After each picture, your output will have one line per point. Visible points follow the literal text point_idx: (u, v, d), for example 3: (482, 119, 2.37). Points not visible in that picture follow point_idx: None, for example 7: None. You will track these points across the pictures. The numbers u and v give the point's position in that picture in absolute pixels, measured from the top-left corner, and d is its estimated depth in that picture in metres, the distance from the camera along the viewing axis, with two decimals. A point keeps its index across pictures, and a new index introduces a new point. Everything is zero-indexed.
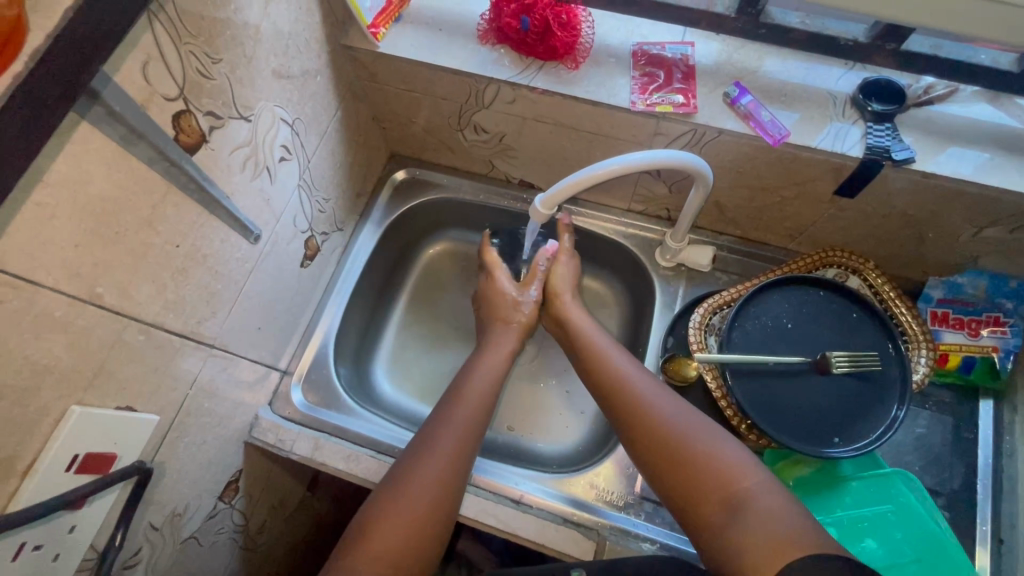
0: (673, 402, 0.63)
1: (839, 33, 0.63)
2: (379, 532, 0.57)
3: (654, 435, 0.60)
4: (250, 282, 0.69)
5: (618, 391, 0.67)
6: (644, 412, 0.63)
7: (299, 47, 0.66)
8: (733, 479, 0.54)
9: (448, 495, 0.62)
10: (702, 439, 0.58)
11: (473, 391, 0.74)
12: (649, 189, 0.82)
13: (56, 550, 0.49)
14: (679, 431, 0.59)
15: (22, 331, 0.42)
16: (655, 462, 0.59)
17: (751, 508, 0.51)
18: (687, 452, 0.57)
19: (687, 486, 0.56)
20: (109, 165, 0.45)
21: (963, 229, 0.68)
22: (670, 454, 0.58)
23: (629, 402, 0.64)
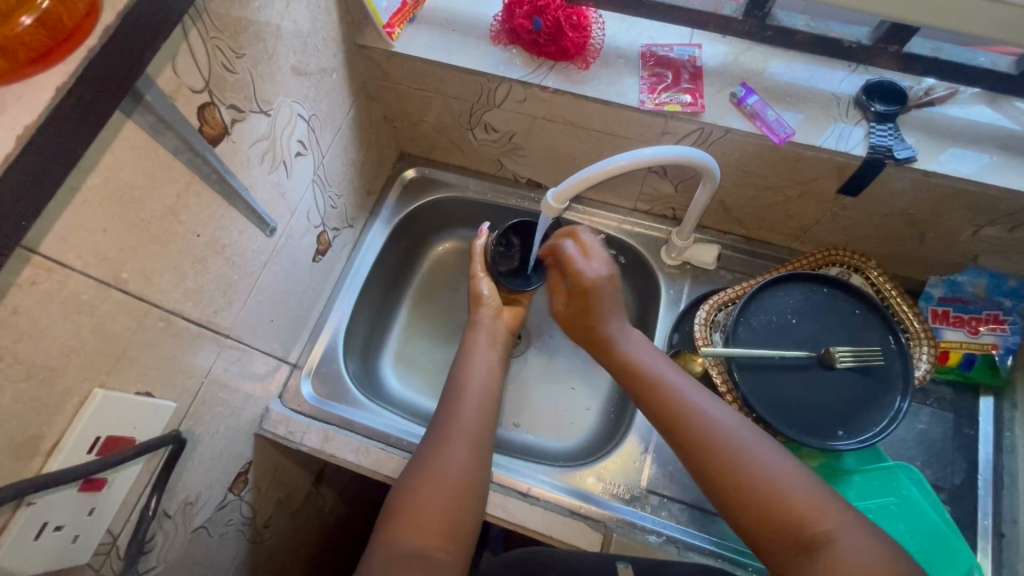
0: (750, 436, 0.58)
1: (843, 36, 0.65)
2: (412, 527, 0.59)
3: (741, 483, 0.55)
4: (265, 274, 0.71)
5: (685, 428, 0.59)
6: (722, 458, 0.56)
7: (317, 45, 0.68)
8: (819, 522, 0.52)
9: (473, 492, 0.64)
10: (787, 481, 0.54)
11: (475, 391, 0.72)
12: (655, 188, 0.83)
13: (74, 533, 0.50)
14: (735, 440, 0.57)
15: (52, 312, 0.43)
16: (698, 463, 0.58)
17: (838, 548, 0.50)
18: (773, 499, 0.54)
19: (781, 535, 0.53)
20: (138, 153, 0.46)
21: (964, 228, 0.70)
22: (755, 503, 0.54)
23: (703, 447, 0.58)
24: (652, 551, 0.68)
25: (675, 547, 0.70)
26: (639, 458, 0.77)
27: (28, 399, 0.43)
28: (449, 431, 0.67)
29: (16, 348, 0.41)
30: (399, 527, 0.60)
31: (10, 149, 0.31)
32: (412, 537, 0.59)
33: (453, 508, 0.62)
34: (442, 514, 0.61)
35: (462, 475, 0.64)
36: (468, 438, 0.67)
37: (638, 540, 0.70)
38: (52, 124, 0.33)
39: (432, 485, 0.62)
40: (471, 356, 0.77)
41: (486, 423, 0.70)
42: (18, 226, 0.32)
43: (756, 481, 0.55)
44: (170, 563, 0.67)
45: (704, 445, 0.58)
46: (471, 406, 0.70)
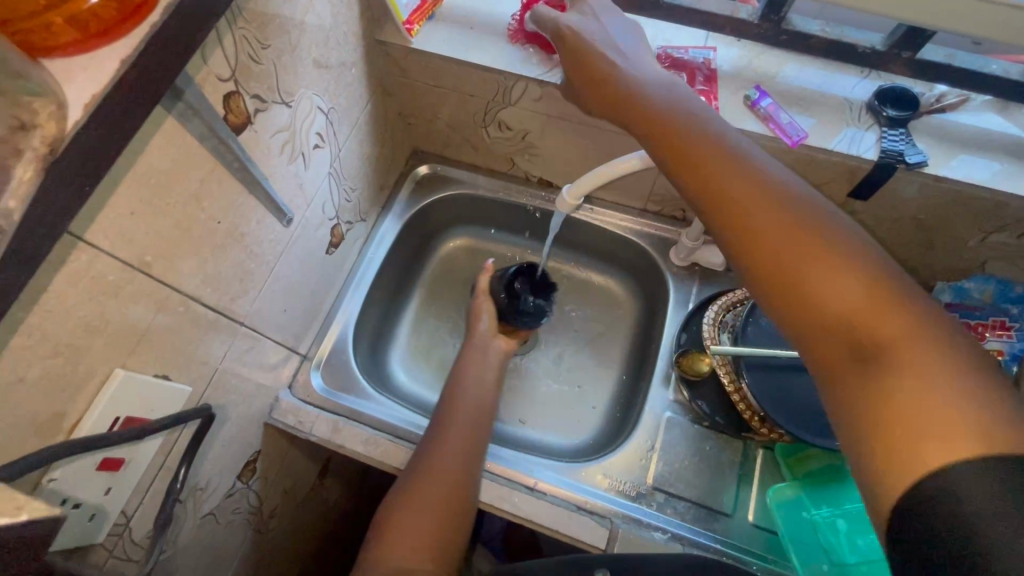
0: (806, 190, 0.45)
1: (858, 41, 0.66)
2: (402, 542, 0.61)
3: (825, 287, 0.39)
4: (280, 264, 0.72)
5: (711, 168, 0.46)
6: (768, 193, 0.44)
7: (338, 39, 0.69)
8: (877, 317, 0.37)
9: (460, 509, 0.65)
10: (848, 244, 0.41)
11: (460, 415, 0.73)
12: (665, 189, 0.84)
13: (92, 511, 0.51)
14: (848, 282, 0.38)
15: (80, 291, 0.44)
16: (799, 311, 0.40)
17: (914, 357, 0.34)
18: (818, 232, 0.41)
19: (830, 317, 0.38)
20: (166, 138, 0.47)
21: (972, 234, 0.71)
22: (802, 230, 0.41)
23: (735, 190, 0.44)
24: (657, 548, 0.69)
25: (680, 543, 0.71)
26: (645, 455, 0.78)
27: (52, 376, 0.44)
28: (431, 458, 0.67)
29: (44, 326, 0.42)
30: (390, 542, 0.61)
31: (79, 117, 0.32)
32: (402, 553, 0.60)
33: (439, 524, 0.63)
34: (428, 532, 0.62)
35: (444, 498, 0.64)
36: (457, 457, 0.68)
37: (643, 536, 0.70)
38: (116, 95, 0.34)
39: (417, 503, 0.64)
40: (459, 384, 0.78)
41: (475, 445, 0.70)
42: (73, 203, 0.33)
43: (820, 252, 0.40)
44: (180, 548, 0.68)
45: (747, 186, 0.44)
46: (459, 427, 0.71)
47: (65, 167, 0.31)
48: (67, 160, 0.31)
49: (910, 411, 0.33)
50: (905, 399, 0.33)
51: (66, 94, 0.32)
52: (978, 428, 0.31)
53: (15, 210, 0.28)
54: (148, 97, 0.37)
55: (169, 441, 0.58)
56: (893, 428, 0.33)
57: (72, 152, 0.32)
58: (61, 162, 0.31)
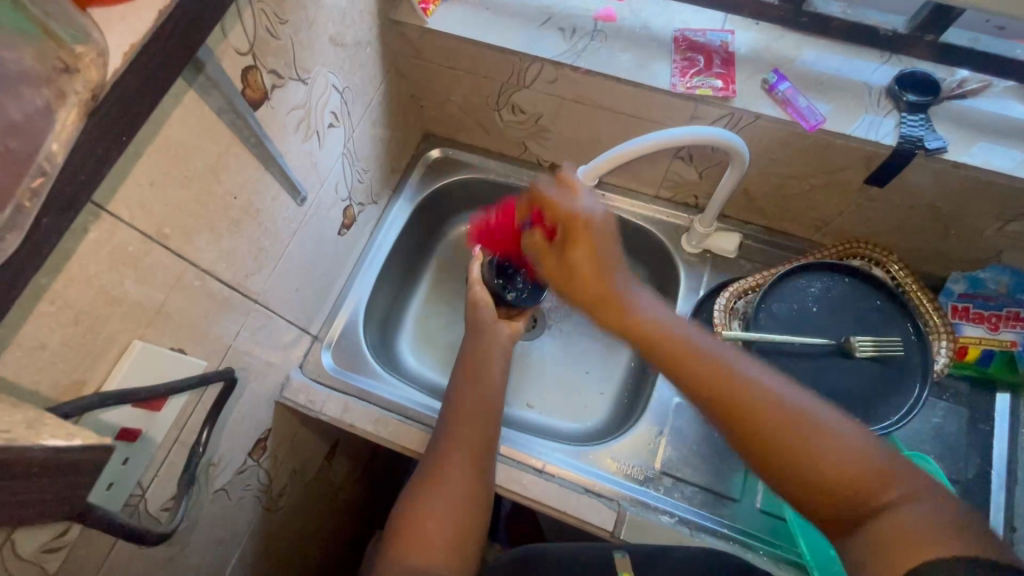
0: (790, 387, 0.52)
1: (880, 23, 0.67)
2: (421, 534, 0.62)
3: (777, 418, 0.49)
4: (293, 243, 0.72)
5: (706, 369, 0.53)
6: (751, 386, 0.51)
7: (354, 17, 0.69)
8: (864, 465, 0.47)
9: (478, 502, 0.65)
10: (837, 433, 0.49)
11: (477, 402, 0.73)
12: (679, 175, 0.84)
13: (110, 480, 0.52)
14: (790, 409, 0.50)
15: (101, 259, 0.44)
16: (758, 437, 0.50)
17: (886, 500, 0.45)
18: (818, 447, 0.48)
19: (814, 488, 0.48)
20: (186, 110, 0.48)
21: (989, 223, 0.70)
22: (790, 435, 0.49)
23: (727, 394, 0.52)
24: (664, 532, 0.70)
25: (688, 527, 0.71)
26: (653, 440, 0.78)
27: (74, 343, 0.44)
28: (451, 445, 0.68)
29: (66, 293, 0.42)
30: (409, 534, 0.62)
31: (118, 65, 0.32)
32: (419, 544, 0.61)
33: (456, 517, 0.63)
34: (445, 525, 0.63)
35: (464, 486, 0.65)
36: (472, 452, 0.68)
37: (651, 519, 0.71)
38: (146, 56, 0.34)
39: (433, 496, 0.64)
40: (476, 369, 0.78)
41: (490, 438, 0.70)
42: (94, 165, 0.33)
43: (797, 416, 0.49)
44: (193, 522, 0.69)
45: (739, 394, 0.51)
46: (472, 419, 0.71)
47: (97, 121, 0.32)
48: (91, 119, 0.32)
49: (894, 534, 0.43)
50: (892, 537, 0.43)
51: (105, 42, 0.32)
52: (918, 542, 0.42)
53: (59, 154, 0.29)
54: (168, 63, 0.37)
55: (188, 407, 0.59)
56: (888, 552, 0.43)
57: (97, 113, 0.32)
58: (99, 110, 0.32)
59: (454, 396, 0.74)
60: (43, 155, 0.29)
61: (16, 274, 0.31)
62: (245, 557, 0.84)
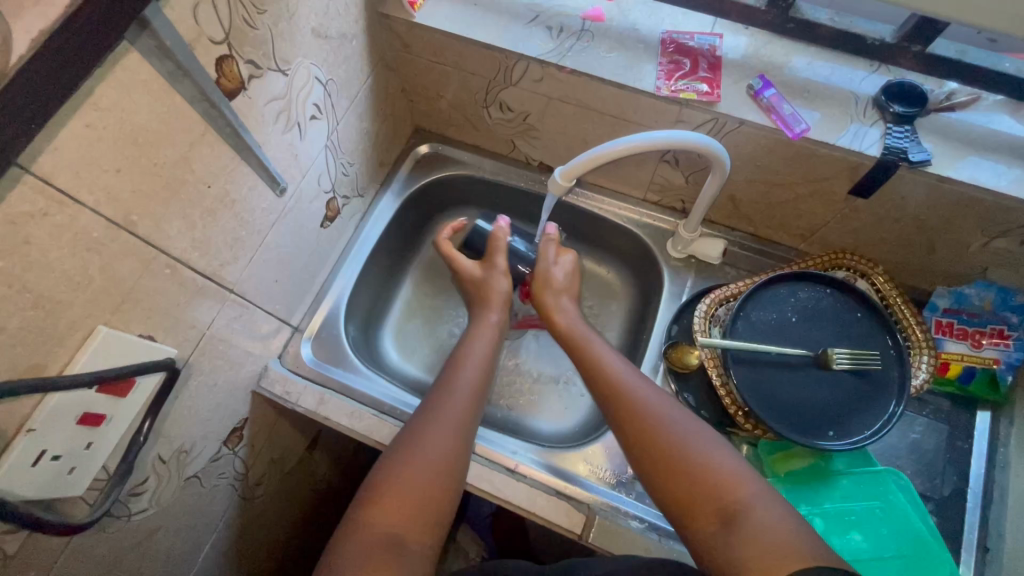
0: (701, 427, 0.58)
1: (867, 32, 0.65)
2: (394, 507, 0.57)
3: (667, 440, 0.57)
4: (272, 233, 0.72)
5: (625, 403, 0.62)
6: (654, 427, 0.59)
7: (338, 10, 0.68)
8: (746, 490, 0.52)
9: (454, 480, 0.61)
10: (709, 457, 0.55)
11: (461, 384, 0.70)
12: (665, 178, 0.83)
13: (71, 464, 0.51)
14: (686, 440, 0.57)
15: (61, 244, 0.44)
16: (658, 458, 0.57)
17: (747, 514, 0.50)
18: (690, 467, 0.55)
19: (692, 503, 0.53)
20: (155, 98, 0.47)
21: (974, 239, 0.69)
22: (681, 460, 0.56)
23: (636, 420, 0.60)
24: (632, 537, 0.69)
25: (657, 533, 0.71)
26: None
27: (34, 328, 0.44)
28: (430, 423, 0.65)
29: (25, 277, 0.42)
30: (381, 509, 0.57)
31: (25, 52, 0.33)
32: (391, 516, 0.56)
33: (433, 494, 0.59)
34: (422, 499, 0.58)
35: (440, 458, 0.62)
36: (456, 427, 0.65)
37: (620, 524, 0.70)
38: None
39: (415, 467, 0.60)
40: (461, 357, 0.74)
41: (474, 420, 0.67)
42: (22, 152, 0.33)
43: (690, 455, 0.55)
44: (162, 508, 0.69)
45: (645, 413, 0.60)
46: (455, 405, 0.67)
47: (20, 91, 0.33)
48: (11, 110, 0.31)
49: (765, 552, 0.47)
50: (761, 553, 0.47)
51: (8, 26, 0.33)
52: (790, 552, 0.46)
53: None
54: None
55: (162, 394, 0.60)
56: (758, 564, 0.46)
57: None
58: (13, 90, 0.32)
59: (438, 383, 0.71)
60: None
61: None
62: (220, 546, 0.85)
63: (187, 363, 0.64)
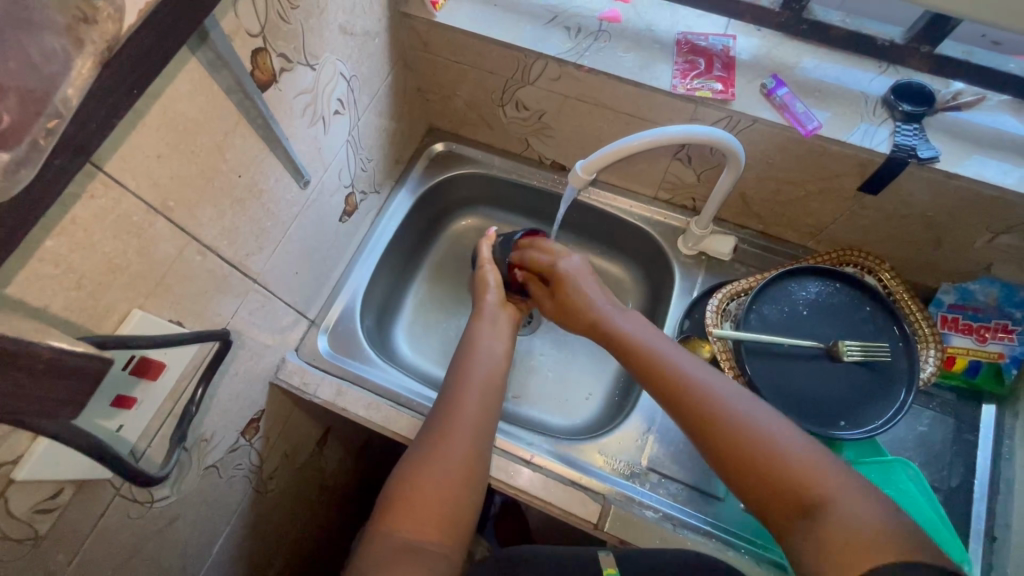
0: (762, 415, 0.58)
1: (877, 33, 0.67)
2: (414, 513, 0.58)
3: (729, 433, 0.57)
4: (295, 226, 0.73)
5: (688, 395, 0.60)
6: (717, 420, 0.58)
7: (364, 7, 0.70)
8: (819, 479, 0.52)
9: (472, 484, 0.62)
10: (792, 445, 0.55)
11: (478, 369, 0.71)
12: (677, 176, 0.85)
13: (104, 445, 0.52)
14: (750, 433, 0.56)
15: (106, 226, 0.45)
16: (726, 454, 0.56)
17: (828, 503, 0.50)
18: (775, 461, 0.54)
19: (765, 495, 0.54)
20: (195, 86, 0.49)
21: (979, 235, 0.71)
22: (746, 457, 0.55)
23: (707, 408, 0.58)
24: (649, 527, 0.70)
25: (671, 523, 0.72)
26: (641, 436, 0.79)
27: (75, 308, 0.45)
28: (451, 416, 0.66)
29: (71, 257, 0.43)
30: (399, 517, 0.57)
31: (134, 22, 0.34)
32: (410, 524, 0.57)
33: (452, 496, 0.60)
34: (440, 503, 0.59)
35: (463, 455, 0.63)
36: (472, 424, 0.66)
37: (636, 514, 0.71)
38: (153, 25, 0.36)
39: (432, 473, 0.60)
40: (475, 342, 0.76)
41: (488, 418, 0.68)
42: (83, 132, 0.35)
43: (753, 448, 0.55)
44: (183, 497, 0.69)
45: (703, 406, 0.59)
46: (473, 393, 0.68)
47: (116, 70, 0.35)
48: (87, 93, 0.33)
49: (849, 543, 0.47)
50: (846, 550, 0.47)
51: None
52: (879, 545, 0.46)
53: (73, 97, 0.31)
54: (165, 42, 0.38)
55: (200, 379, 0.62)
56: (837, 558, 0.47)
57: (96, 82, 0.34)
58: (102, 69, 0.34)
59: (455, 374, 0.71)
60: (59, 97, 0.31)
61: (17, 218, 0.33)
62: (234, 538, 0.85)
63: (233, 328, 0.68)
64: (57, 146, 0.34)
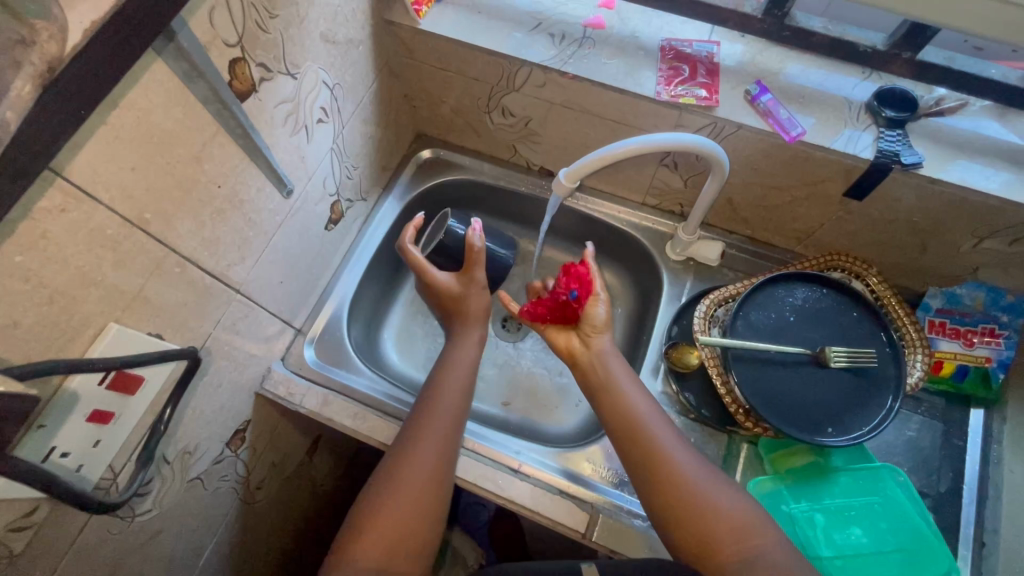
0: (706, 471, 0.62)
1: (858, 40, 0.67)
2: (374, 546, 0.57)
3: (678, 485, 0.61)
4: (278, 235, 0.72)
5: (648, 446, 0.64)
6: (669, 473, 0.62)
7: (346, 16, 0.70)
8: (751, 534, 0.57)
9: (434, 513, 0.62)
10: (733, 507, 0.59)
11: (450, 395, 0.71)
12: (664, 182, 0.85)
13: (80, 462, 0.51)
14: (698, 487, 0.61)
15: (78, 240, 0.45)
16: (672, 505, 0.60)
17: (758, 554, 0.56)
18: (716, 518, 0.58)
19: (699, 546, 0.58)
20: (170, 97, 0.48)
21: (965, 240, 0.71)
22: (692, 508, 0.59)
23: (663, 466, 0.62)
24: (636, 535, 0.70)
25: None
26: None
27: (47, 323, 0.44)
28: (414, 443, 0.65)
29: (41, 272, 0.43)
30: (357, 551, 0.57)
31: (78, 42, 0.34)
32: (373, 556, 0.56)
33: (409, 531, 0.59)
34: (402, 529, 0.59)
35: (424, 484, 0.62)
36: (436, 451, 0.65)
37: (623, 523, 0.71)
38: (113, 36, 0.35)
39: (392, 504, 0.60)
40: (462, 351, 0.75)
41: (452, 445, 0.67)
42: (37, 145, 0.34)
43: (699, 501, 0.59)
44: (165, 510, 0.68)
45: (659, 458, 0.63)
46: (441, 417, 0.68)
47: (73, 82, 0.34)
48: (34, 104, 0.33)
49: None
50: None
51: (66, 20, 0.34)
52: None
53: (13, 121, 0.31)
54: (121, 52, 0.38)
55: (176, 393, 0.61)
56: None
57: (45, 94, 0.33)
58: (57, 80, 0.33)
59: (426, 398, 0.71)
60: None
61: None
62: (221, 550, 0.84)
63: (206, 347, 0.65)
64: (7, 162, 0.33)
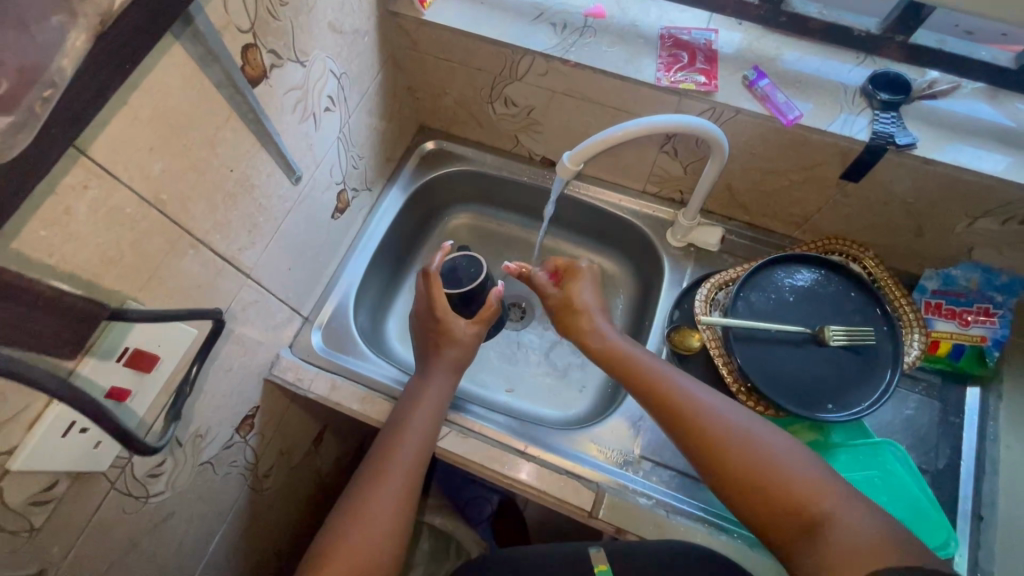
0: (762, 433, 0.61)
1: (854, 24, 0.69)
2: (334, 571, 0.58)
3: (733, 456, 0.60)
4: (287, 221, 0.74)
5: (690, 417, 0.63)
6: (720, 442, 0.61)
7: (352, 6, 0.71)
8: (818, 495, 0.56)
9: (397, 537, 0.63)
10: (794, 471, 0.58)
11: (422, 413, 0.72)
12: (665, 170, 0.87)
13: (97, 439, 0.52)
14: (755, 454, 0.59)
15: (98, 216, 0.46)
16: (730, 475, 0.59)
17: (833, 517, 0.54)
18: (778, 483, 0.57)
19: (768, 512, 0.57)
20: (186, 80, 0.50)
21: (959, 220, 0.73)
22: (750, 477, 0.58)
23: (711, 432, 0.61)
24: (643, 513, 0.71)
25: (665, 509, 0.73)
26: (634, 425, 0.80)
27: None
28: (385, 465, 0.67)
29: (63, 248, 0.44)
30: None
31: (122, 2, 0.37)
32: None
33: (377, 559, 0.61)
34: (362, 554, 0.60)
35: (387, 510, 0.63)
36: (404, 472, 0.66)
37: (629, 501, 0.72)
38: None
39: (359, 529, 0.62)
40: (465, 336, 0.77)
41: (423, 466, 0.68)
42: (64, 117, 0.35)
43: (756, 466, 0.59)
44: (177, 492, 0.69)
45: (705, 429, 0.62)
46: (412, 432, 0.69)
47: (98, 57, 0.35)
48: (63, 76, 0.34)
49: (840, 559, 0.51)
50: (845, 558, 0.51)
51: None
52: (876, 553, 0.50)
53: (65, 70, 0.34)
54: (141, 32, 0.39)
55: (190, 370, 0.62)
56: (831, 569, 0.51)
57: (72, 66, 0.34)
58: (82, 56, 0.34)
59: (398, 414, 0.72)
60: (55, 70, 0.34)
61: None
62: (230, 536, 0.85)
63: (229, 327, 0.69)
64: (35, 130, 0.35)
